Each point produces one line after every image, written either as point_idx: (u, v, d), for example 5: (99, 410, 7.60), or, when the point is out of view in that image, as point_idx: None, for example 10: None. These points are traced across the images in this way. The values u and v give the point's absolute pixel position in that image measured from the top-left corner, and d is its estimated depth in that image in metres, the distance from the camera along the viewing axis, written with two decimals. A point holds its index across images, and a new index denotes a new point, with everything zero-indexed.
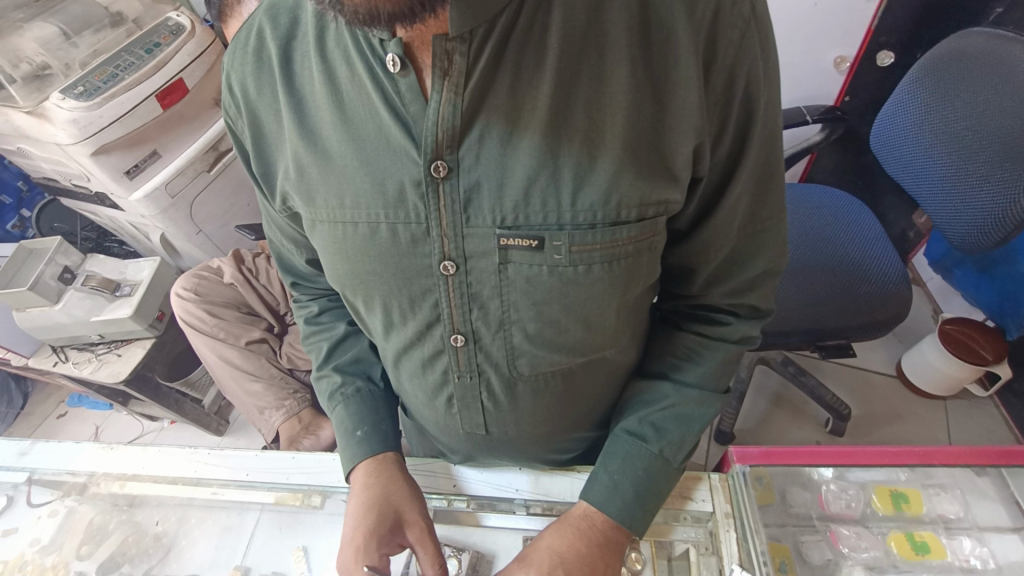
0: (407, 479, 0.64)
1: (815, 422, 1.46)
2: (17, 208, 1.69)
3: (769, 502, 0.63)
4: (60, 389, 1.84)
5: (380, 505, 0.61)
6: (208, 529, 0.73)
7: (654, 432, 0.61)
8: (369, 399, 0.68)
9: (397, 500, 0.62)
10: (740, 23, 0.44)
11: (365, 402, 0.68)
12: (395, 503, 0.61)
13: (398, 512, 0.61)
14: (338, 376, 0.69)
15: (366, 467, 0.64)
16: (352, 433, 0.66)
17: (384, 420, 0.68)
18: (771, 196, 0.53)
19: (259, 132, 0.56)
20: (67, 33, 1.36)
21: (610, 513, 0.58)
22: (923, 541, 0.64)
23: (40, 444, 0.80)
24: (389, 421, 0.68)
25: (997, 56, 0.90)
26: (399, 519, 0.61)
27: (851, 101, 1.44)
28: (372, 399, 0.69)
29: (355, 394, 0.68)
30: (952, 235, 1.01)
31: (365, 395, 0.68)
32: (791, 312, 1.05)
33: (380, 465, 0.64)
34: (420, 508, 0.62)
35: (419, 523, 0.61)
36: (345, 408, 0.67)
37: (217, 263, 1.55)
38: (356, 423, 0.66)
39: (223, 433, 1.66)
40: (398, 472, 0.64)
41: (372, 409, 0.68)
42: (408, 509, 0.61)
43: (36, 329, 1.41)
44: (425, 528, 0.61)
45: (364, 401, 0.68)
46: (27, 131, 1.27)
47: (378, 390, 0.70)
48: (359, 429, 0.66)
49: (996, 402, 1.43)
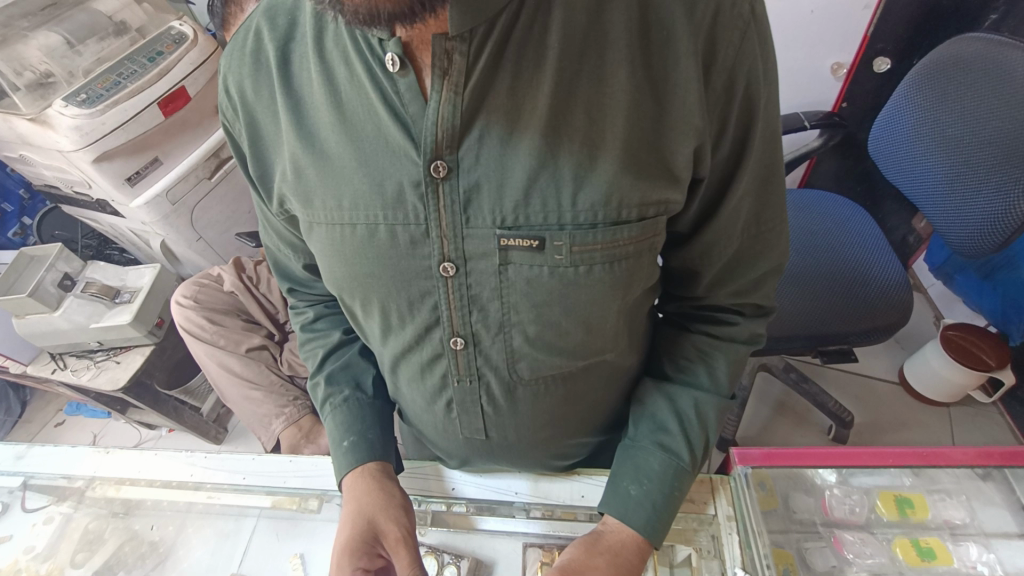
0: (384, 487, 0.63)
1: (818, 429, 1.45)
2: (19, 216, 1.70)
3: (773, 507, 0.62)
4: (59, 397, 1.83)
5: (354, 518, 0.60)
6: (204, 535, 0.72)
7: (684, 442, 0.60)
8: (360, 408, 0.67)
9: (371, 510, 0.60)
10: (739, 24, 0.44)
11: (354, 411, 0.67)
12: (368, 514, 0.60)
13: (371, 522, 0.60)
14: (326, 385, 0.68)
15: (355, 478, 0.64)
16: (340, 443, 0.65)
17: (372, 428, 0.67)
18: (773, 198, 0.53)
19: (257, 133, 0.56)
20: (71, 42, 1.37)
21: (637, 528, 0.57)
22: (929, 547, 0.63)
23: (36, 449, 0.79)
24: (377, 430, 0.67)
25: (995, 62, 0.91)
26: (373, 529, 0.59)
27: (850, 108, 1.44)
28: (360, 408, 0.67)
29: (343, 403, 0.67)
30: (953, 239, 1.01)
31: (353, 404, 0.67)
32: (791, 319, 1.05)
33: (361, 477, 0.63)
34: (396, 516, 0.60)
35: (393, 531, 0.59)
36: (333, 418, 0.67)
37: (217, 271, 1.55)
38: (344, 432, 0.66)
39: (222, 441, 1.65)
40: (376, 481, 0.63)
41: (360, 419, 0.67)
42: (382, 518, 0.60)
43: (35, 336, 1.41)
44: (400, 536, 0.59)
45: (354, 410, 0.67)
46: (29, 138, 1.28)
47: (367, 399, 0.68)
48: (346, 439, 0.65)
49: (1000, 409, 1.42)
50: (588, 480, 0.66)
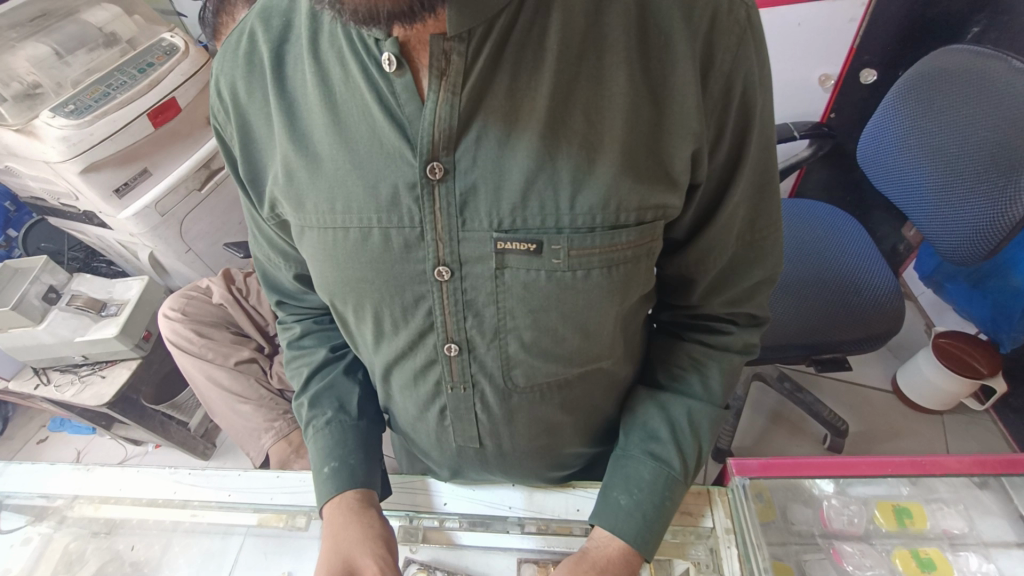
0: (364, 520, 0.61)
1: (813, 439, 1.44)
2: (5, 228, 1.69)
3: (771, 519, 0.61)
4: (42, 413, 1.79)
5: (330, 556, 0.58)
6: (190, 554, 0.70)
7: (678, 453, 0.59)
8: (342, 430, 0.66)
9: (347, 546, 0.58)
10: (737, 29, 0.44)
11: (338, 433, 0.66)
12: (345, 551, 0.58)
13: (347, 559, 0.58)
14: (309, 407, 0.67)
15: (334, 511, 0.62)
16: (320, 469, 0.64)
17: (353, 453, 0.65)
18: (769, 204, 0.53)
19: (247, 134, 0.55)
20: (61, 53, 1.36)
21: (627, 540, 0.56)
22: (929, 559, 0.62)
23: (13, 467, 0.77)
24: (362, 453, 0.66)
25: (980, 74, 0.93)
26: (351, 566, 0.58)
27: (838, 118, 1.47)
28: (343, 431, 0.66)
29: (325, 426, 0.66)
30: (943, 248, 1.01)
31: (336, 428, 0.66)
32: (785, 327, 1.04)
33: (337, 510, 0.62)
34: (375, 551, 0.58)
35: (371, 566, 0.57)
36: (316, 441, 0.66)
37: (206, 283, 1.53)
38: (325, 458, 0.64)
39: (210, 456, 1.62)
40: (354, 514, 0.61)
41: (343, 442, 0.65)
42: (360, 554, 0.58)
43: (18, 350, 1.38)
44: (377, 571, 0.57)
45: (336, 433, 0.66)
46: (14, 148, 1.27)
47: (350, 420, 0.67)
48: (327, 464, 0.64)
49: (993, 417, 1.42)
50: (583, 493, 0.64)
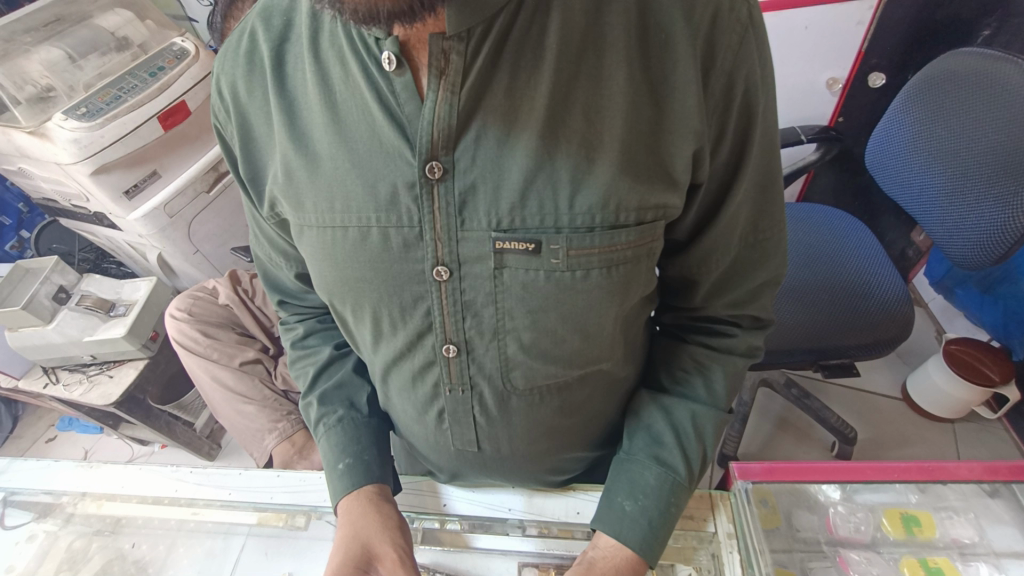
0: (381, 512, 0.61)
1: (821, 446, 1.42)
2: (17, 229, 1.72)
3: (775, 526, 0.60)
4: (51, 412, 1.81)
5: (349, 542, 0.58)
6: (191, 554, 0.69)
7: (682, 457, 0.59)
8: (349, 428, 0.66)
9: (367, 533, 0.59)
10: (738, 27, 0.44)
11: (349, 431, 0.66)
12: (365, 538, 0.58)
13: (367, 546, 0.58)
14: (319, 406, 0.67)
15: (351, 502, 0.62)
16: (335, 466, 0.64)
17: (367, 449, 0.65)
18: (771, 206, 0.52)
19: (249, 134, 0.56)
20: (74, 56, 1.38)
21: (632, 545, 0.56)
22: (938, 567, 0.60)
23: (17, 464, 0.78)
24: (374, 450, 0.66)
25: (989, 76, 0.92)
26: (371, 554, 0.58)
27: (845, 122, 1.46)
28: (355, 428, 0.66)
29: (337, 424, 0.66)
30: (952, 252, 1.00)
31: (348, 425, 0.66)
32: (792, 332, 1.03)
33: (356, 499, 0.62)
34: (395, 539, 0.59)
35: (391, 554, 0.57)
36: (328, 438, 0.66)
37: (212, 284, 1.54)
38: (338, 455, 0.64)
39: (215, 457, 1.63)
40: (374, 504, 0.61)
41: (357, 439, 0.65)
42: (379, 542, 0.58)
43: (27, 350, 1.39)
44: (398, 559, 0.57)
45: (348, 430, 0.66)
46: (27, 150, 1.29)
47: (361, 418, 0.67)
48: (342, 461, 0.64)
49: (1005, 425, 1.40)
50: (583, 497, 0.64)
